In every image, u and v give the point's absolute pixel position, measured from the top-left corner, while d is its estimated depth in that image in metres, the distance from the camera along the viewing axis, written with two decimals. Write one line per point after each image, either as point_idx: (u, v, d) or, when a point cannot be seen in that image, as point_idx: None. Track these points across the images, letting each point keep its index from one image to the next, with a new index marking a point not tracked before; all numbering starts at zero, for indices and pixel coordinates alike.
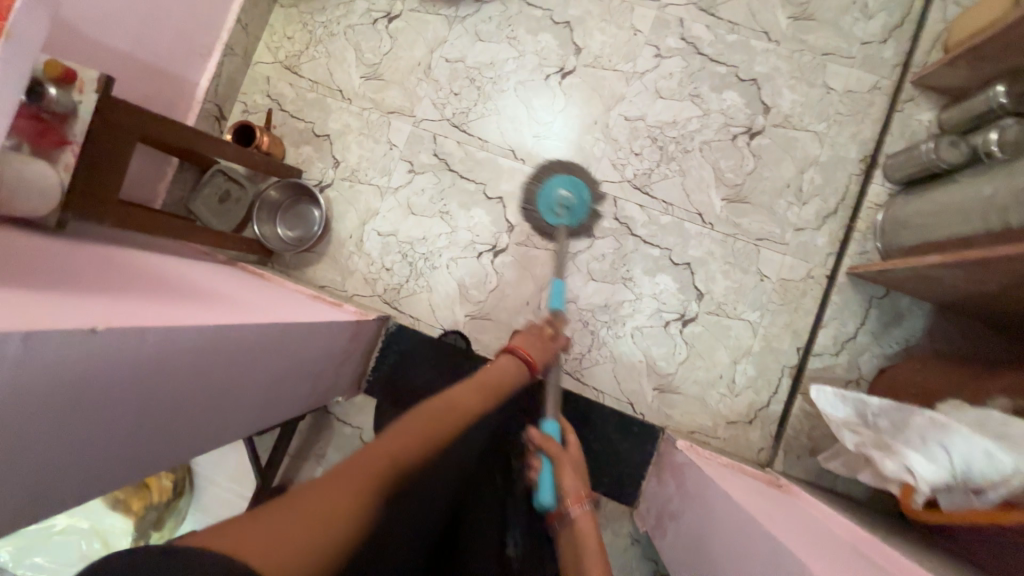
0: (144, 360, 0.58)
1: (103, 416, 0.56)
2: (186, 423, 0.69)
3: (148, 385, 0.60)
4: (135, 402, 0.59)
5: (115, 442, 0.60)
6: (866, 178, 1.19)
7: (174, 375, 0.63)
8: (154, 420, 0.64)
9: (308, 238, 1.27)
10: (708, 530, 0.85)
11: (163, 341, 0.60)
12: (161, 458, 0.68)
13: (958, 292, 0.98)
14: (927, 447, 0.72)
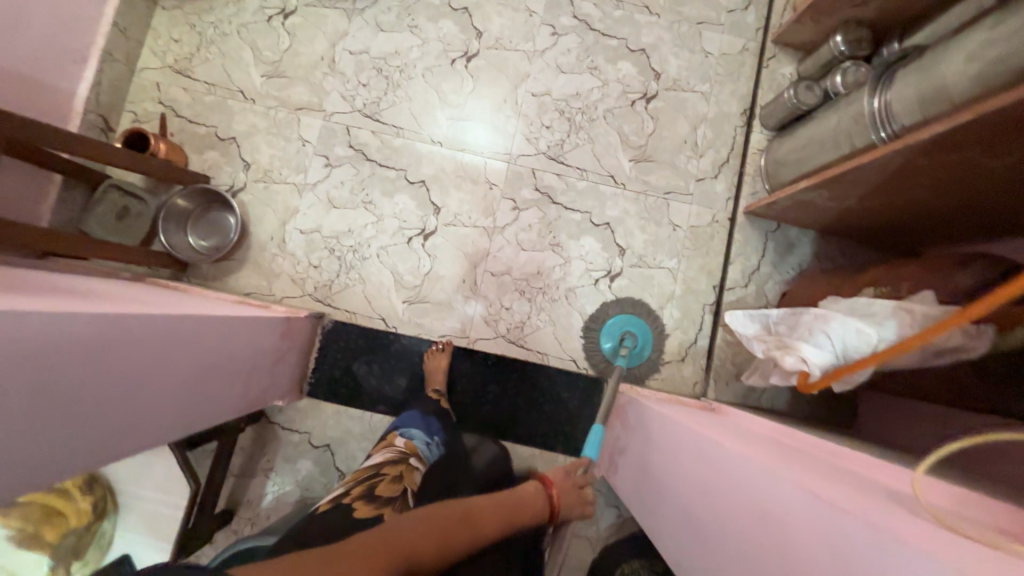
0: (30, 352, 0.55)
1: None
2: (94, 423, 0.64)
3: (38, 381, 0.56)
4: (26, 402, 0.55)
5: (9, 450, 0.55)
6: (748, 129, 1.34)
7: (70, 371, 0.59)
8: (56, 420, 0.59)
9: (224, 244, 1.21)
10: (651, 452, 0.92)
11: (47, 329, 0.56)
12: (68, 465, 0.62)
13: (830, 213, 1.13)
14: (814, 336, 0.83)
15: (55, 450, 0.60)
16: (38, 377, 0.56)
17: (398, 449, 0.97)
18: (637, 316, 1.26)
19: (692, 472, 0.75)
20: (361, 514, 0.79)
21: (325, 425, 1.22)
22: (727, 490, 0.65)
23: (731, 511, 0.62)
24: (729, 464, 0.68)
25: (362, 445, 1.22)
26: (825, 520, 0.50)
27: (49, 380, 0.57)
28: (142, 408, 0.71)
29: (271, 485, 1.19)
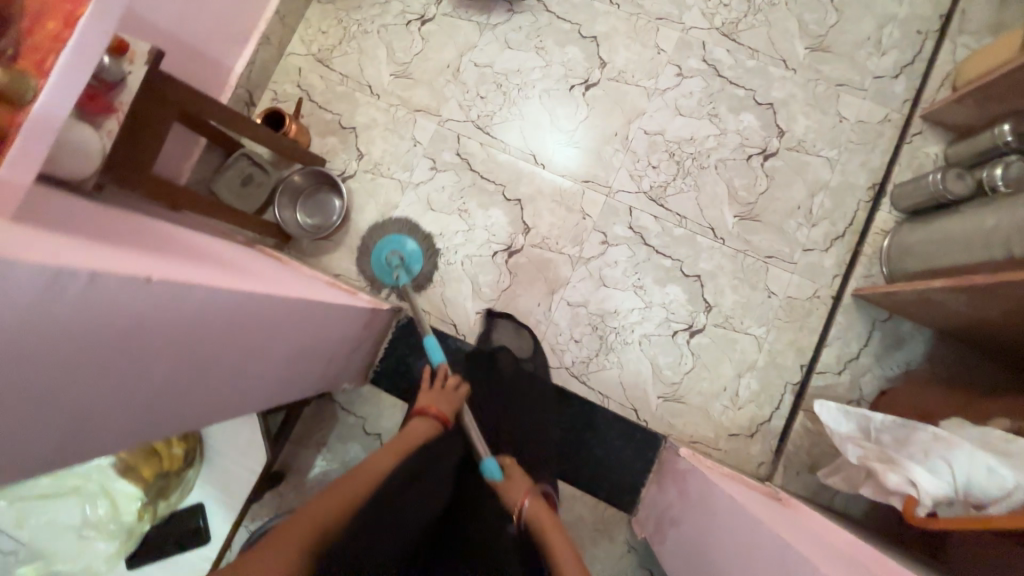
0: (185, 320, 0.56)
1: (142, 367, 0.53)
2: (211, 388, 0.65)
3: (181, 346, 0.57)
4: (166, 363, 0.56)
5: (144, 401, 0.56)
6: (874, 205, 1.23)
7: (207, 340, 0.60)
8: (184, 381, 0.60)
9: (326, 226, 1.28)
10: (709, 534, 0.86)
11: (205, 299, 0.57)
12: (183, 421, 0.64)
13: (961, 318, 1.01)
14: (930, 461, 0.74)
15: (172, 408, 0.61)
16: (184, 342, 0.57)
17: None
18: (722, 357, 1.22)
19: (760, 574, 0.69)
20: None
21: (380, 414, 1.26)
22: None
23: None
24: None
25: None
26: None
27: (190, 345, 0.58)
28: (249, 378, 0.73)
29: (321, 459, 1.24)
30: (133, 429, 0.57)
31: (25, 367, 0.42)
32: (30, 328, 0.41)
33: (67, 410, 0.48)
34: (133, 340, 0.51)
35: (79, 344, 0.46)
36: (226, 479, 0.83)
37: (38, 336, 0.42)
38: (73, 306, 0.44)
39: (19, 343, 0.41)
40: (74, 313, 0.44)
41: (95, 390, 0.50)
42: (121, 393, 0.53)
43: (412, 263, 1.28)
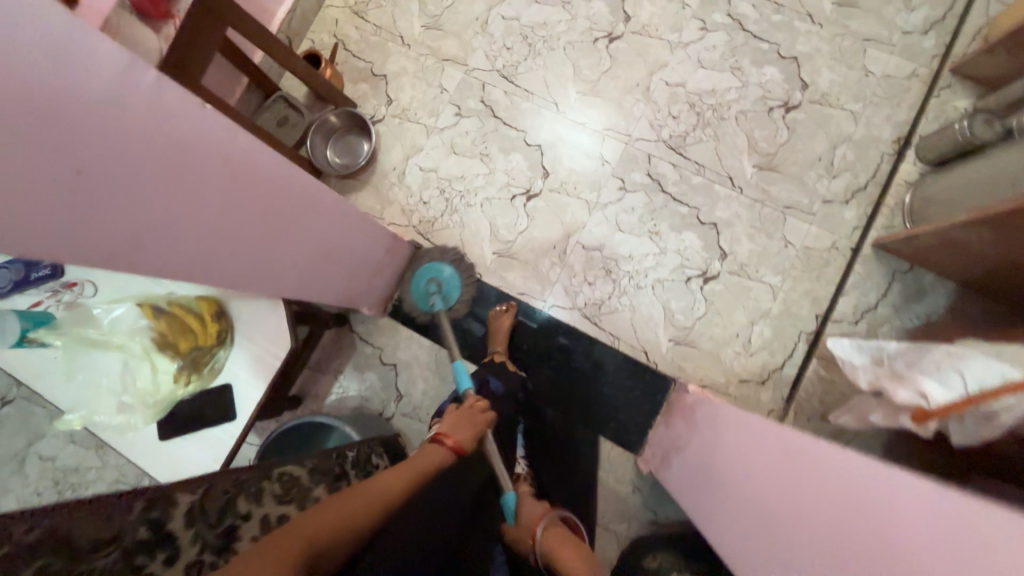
0: (232, 166, 0.62)
1: (195, 199, 0.60)
2: (248, 248, 0.71)
3: (224, 191, 0.63)
4: (212, 204, 0.62)
5: (194, 236, 0.63)
6: (899, 158, 1.22)
7: (248, 193, 0.67)
8: (226, 230, 0.66)
9: (353, 166, 1.35)
10: (715, 449, 0.87)
11: (250, 153, 0.64)
12: (221, 276, 0.70)
13: (984, 261, 1.00)
14: (941, 373, 0.74)
15: (208, 256, 0.66)
16: (227, 187, 0.63)
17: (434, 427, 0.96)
18: (735, 305, 1.22)
19: (774, 469, 0.70)
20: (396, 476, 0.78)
21: (397, 346, 1.30)
22: (820, 483, 0.60)
23: (825, 505, 0.57)
24: (828, 458, 0.61)
25: (424, 375, 1.28)
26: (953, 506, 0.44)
27: (230, 194, 0.64)
28: (280, 255, 0.79)
29: (337, 386, 1.29)
30: (172, 263, 0.62)
31: (103, 155, 0.48)
32: (107, 117, 0.47)
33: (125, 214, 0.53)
34: (184, 164, 0.56)
35: (150, 149, 0.52)
36: (250, 366, 0.86)
37: (111, 131, 0.48)
38: (148, 110, 0.51)
39: (101, 127, 0.47)
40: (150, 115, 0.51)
41: (152, 201, 0.55)
42: (169, 219, 0.58)
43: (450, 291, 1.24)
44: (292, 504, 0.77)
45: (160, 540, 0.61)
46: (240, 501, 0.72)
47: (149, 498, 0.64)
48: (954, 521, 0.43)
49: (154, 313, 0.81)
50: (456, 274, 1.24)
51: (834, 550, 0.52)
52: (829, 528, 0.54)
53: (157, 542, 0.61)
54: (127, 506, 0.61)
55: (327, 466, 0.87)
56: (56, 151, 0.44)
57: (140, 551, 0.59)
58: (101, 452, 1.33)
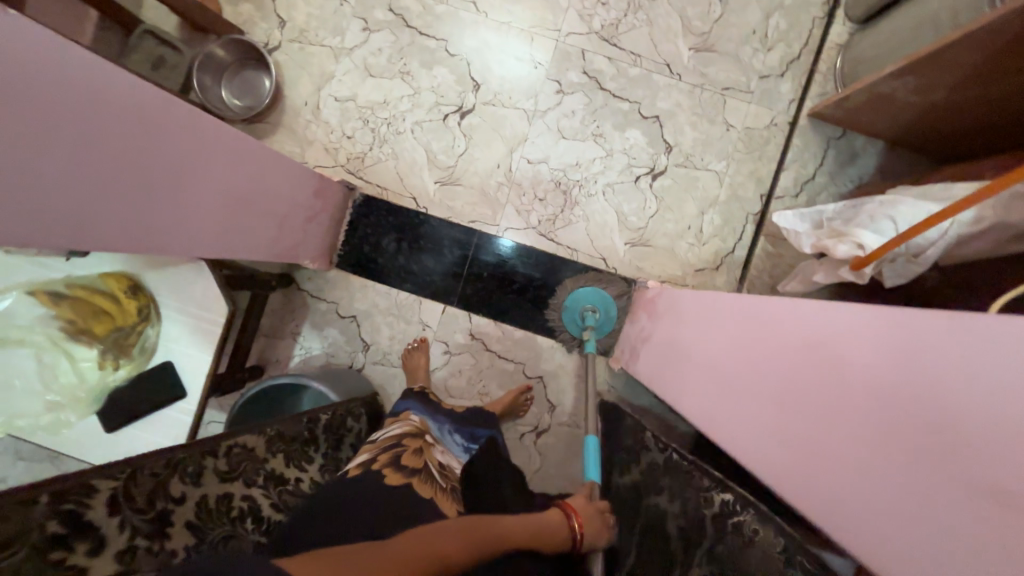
0: (74, 93, 0.52)
1: (39, 137, 0.49)
2: (138, 200, 0.61)
3: (78, 129, 0.52)
4: (67, 145, 0.52)
5: (61, 191, 0.52)
6: (829, 20, 1.20)
7: (113, 128, 0.56)
8: (101, 179, 0.56)
9: (258, 107, 1.18)
10: (677, 334, 0.92)
11: (89, 74, 0.53)
12: (116, 238, 0.61)
13: (908, 113, 1.02)
14: (876, 223, 0.77)
15: (93, 214, 0.56)
16: (81, 122, 0.53)
17: (415, 423, 0.91)
18: (685, 198, 1.22)
19: (732, 339, 0.73)
20: (392, 481, 0.74)
21: (352, 297, 1.24)
22: (774, 337, 0.63)
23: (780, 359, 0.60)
24: (776, 312, 0.65)
25: (387, 321, 1.24)
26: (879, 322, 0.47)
27: (89, 129, 0.53)
28: (183, 205, 0.69)
29: (298, 348, 1.23)
30: (46, 226, 0.52)
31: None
32: None
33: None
34: (6, 90, 0.46)
35: None
36: (189, 337, 0.78)
37: None
38: None
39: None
40: None
41: None
42: (17, 168, 0.48)
43: (601, 330, 1.21)
44: (239, 480, 0.75)
45: (79, 531, 0.58)
46: (176, 482, 0.68)
47: (59, 489, 0.57)
48: (886, 333, 0.46)
49: (53, 301, 0.71)
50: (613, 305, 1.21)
51: (795, 392, 0.56)
52: (788, 374, 0.58)
53: (77, 534, 0.57)
54: (27, 505, 0.54)
55: (295, 431, 0.87)
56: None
57: (53, 546, 0.55)
58: (55, 463, 1.24)
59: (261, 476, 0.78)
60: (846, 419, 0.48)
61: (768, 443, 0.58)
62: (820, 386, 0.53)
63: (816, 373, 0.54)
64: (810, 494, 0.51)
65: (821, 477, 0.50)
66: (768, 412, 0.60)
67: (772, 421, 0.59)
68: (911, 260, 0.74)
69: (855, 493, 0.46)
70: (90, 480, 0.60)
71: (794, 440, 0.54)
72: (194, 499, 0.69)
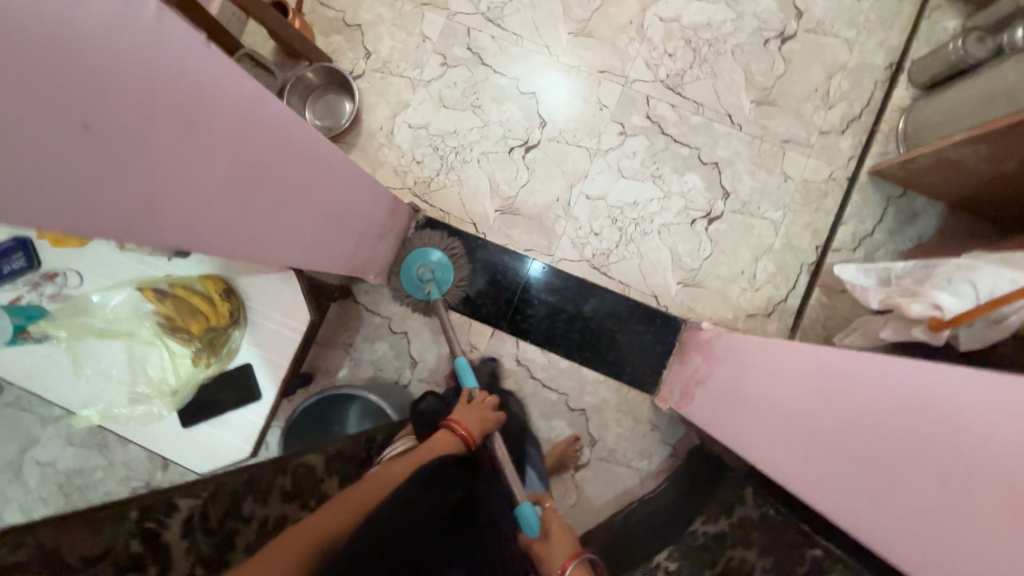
0: (238, 117, 0.56)
1: (206, 155, 0.54)
2: (258, 210, 0.66)
3: (232, 149, 0.57)
4: (222, 162, 0.56)
5: (206, 200, 0.57)
6: (892, 84, 1.23)
7: (257, 149, 0.61)
8: (237, 191, 0.61)
9: (337, 128, 1.26)
10: (740, 380, 0.91)
11: (252, 100, 0.58)
12: (233, 242, 0.65)
13: (977, 180, 1.03)
14: (954, 285, 0.77)
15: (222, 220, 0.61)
16: (236, 142, 0.57)
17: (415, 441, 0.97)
18: (740, 244, 1.24)
19: (808, 389, 0.73)
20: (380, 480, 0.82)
21: (406, 314, 1.27)
22: (852, 393, 0.64)
23: (873, 415, 0.60)
24: (858, 367, 0.65)
25: (437, 341, 1.27)
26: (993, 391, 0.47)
27: (239, 148, 0.58)
28: (289, 217, 0.74)
29: (348, 360, 1.26)
30: (191, 229, 0.57)
31: (116, 112, 0.43)
32: (106, 52, 0.40)
33: (147, 177, 0.48)
34: (193, 116, 0.50)
35: (155, 95, 0.46)
36: (271, 342, 0.82)
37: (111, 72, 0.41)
38: (147, 44, 0.44)
39: (104, 69, 0.41)
40: (151, 51, 0.44)
41: (162, 159, 0.49)
42: (186, 180, 0.53)
43: (444, 279, 1.23)
44: (296, 502, 0.84)
45: (155, 552, 0.64)
46: (246, 502, 0.77)
47: (144, 505, 0.66)
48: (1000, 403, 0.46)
49: (157, 297, 0.75)
50: (448, 261, 1.24)
51: (893, 453, 0.56)
52: (874, 434, 0.59)
53: (152, 553, 0.64)
54: (117, 518, 0.63)
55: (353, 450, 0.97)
56: (61, 99, 0.38)
57: (131, 565, 0.62)
58: (102, 451, 1.27)
59: (314, 500, 0.86)
60: (963, 487, 0.49)
61: (867, 503, 0.58)
62: (931, 452, 0.52)
63: (911, 435, 0.54)
64: (933, 559, 0.51)
65: (947, 548, 0.50)
66: (856, 469, 0.60)
67: (864, 483, 0.59)
68: (993, 327, 0.72)
69: (981, 560, 0.47)
70: (170, 498, 0.69)
71: (897, 504, 0.55)
72: (259, 518, 0.78)
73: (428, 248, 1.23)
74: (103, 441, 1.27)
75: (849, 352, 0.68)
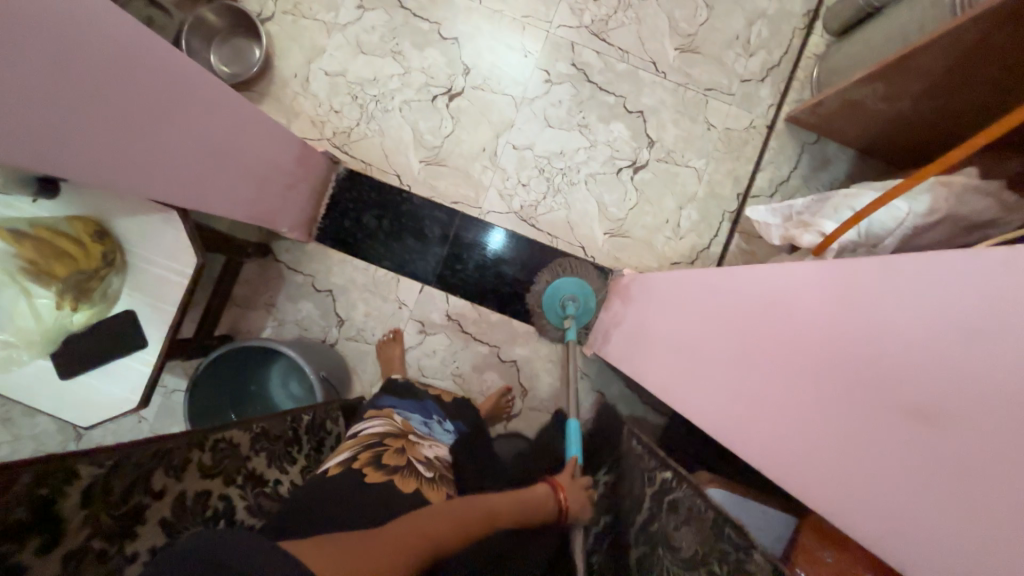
0: (76, 25, 0.52)
1: (43, 64, 0.50)
2: (128, 136, 0.62)
3: (76, 60, 0.53)
4: (68, 75, 0.53)
5: (57, 118, 0.53)
6: (808, 32, 1.25)
7: (113, 67, 0.57)
8: (96, 112, 0.57)
9: (246, 74, 1.18)
10: (649, 315, 0.95)
11: (76, 6, 0.52)
12: (101, 169, 0.61)
13: (878, 121, 1.07)
14: (839, 213, 0.81)
15: (84, 143, 0.57)
16: (81, 54, 0.53)
17: (398, 424, 0.85)
18: (665, 193, 1.25)
19: (710, 310, 0.76)
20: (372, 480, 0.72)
21: (330, 271, 1.23)
22: (771, 311, 0.62)
23: (762, 324, 0.63)
24: (751, 281, 0.68)
25: (364, 298, 1.24)
26: (850, 281, 0.51)
27: (88, 61, 0.54)
28: (168, 150, 0.70)
29: (271, 320, 1.22)
30: (47, 150, 0.53)
31: None
32: None
33: None
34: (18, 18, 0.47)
35: None
36: (155, 287, 0.77)
37: None
38: None
39: None
40: None
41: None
42: (28, 92, 0.49)
43: (581, 321, 1.21)
44: (219, 477, 0.71)
45: (41, 522, 0.53)
46: (158, 473, 0.64)
47: (42, 469, 0.53)
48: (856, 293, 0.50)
49: (14, 238, 0.70)
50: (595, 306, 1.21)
51: (775, 356, 0.59)
52: (766, 337, 0.62)
53: (36, 526, 0.52)
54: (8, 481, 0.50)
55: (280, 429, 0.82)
56: None
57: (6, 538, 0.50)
58: (4, 426, 1.19)
59: (240, 475, 0.74)
60: (868, 394, 0.47)
61: (750, 408, 0.62)
62: (801, 346, 0.55)
63: (813, 340, 0.54)
64: (792, 445, 0.56)
65: (805, 434, 0.54)
66: (744, 377, 0.64)
67: (780, 401, 0.58)
68: (871, 249, 0.76)
69: (825, 437, 0.52)
70: (74, 464, 0.55)
71: (771, 401, 0.59)
72: (173, 493, 0.65)
73: (590, 290, 1.21)
74: (5, 415, 1.19)
75: (765, 269, 0.66)
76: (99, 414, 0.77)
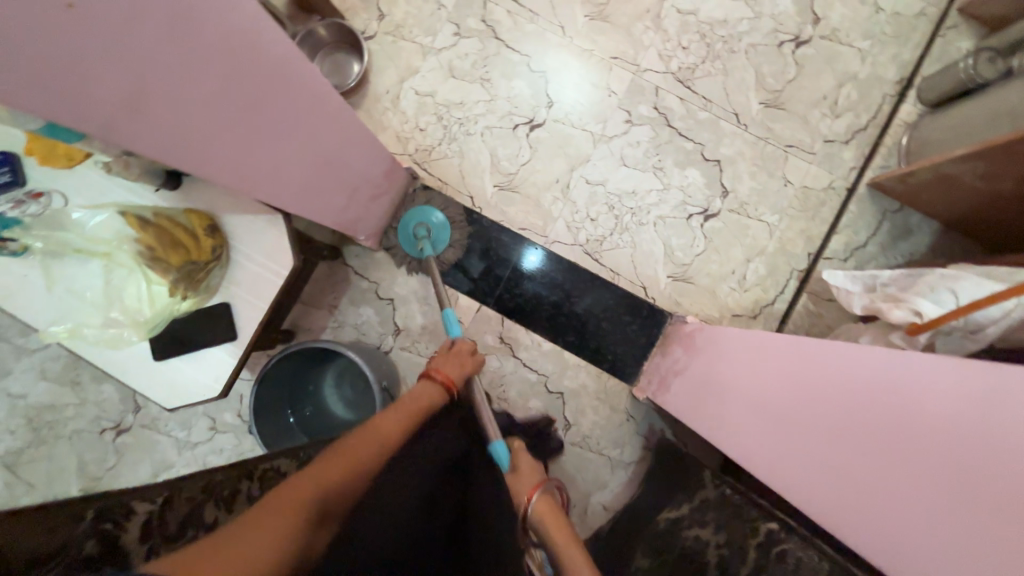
0: (237, 39, 0.56)
1: (197, 69, 0.53)
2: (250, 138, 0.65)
3: (227, 69, 0.57)
4: (215, 80, 0.56)
5: (193, 115, 0.57)
6: (900, 99, 1.23)
7: (256, 77, 0.61)
8: (228, 113, 0.60)
9: (343, 87, 1.25)
10: (717, 370, 0.92)
11: (246, 25, 0.56)
12: (217, 164, 0.64)
13: (971, 198, 1.03)
14: (936, 293, 0.78)
15: (210, 139, 0.60)
16: (233, 63, 0.57)
17: None
18: (733, 243, 1.24)
19: (783, 375, 0.73)
20: None
21: (394, 280, 1.26)
22: (851, 385, 0.59)
23: (841, 398, 0.60)
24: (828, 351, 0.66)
25: (423, 310, 1.26)
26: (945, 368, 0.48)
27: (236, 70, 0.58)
28: (281, 155, 0.73)
29: (332, 320, 1.26)
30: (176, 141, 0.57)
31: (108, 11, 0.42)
32: None
33: (130, 76, 0.47)
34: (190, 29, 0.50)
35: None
36: (251, 285, 0.81)
37: None
38: None
39: None
40: None
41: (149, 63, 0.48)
42: (176, 91, 0.53)
43: (438, 240, 1.23)
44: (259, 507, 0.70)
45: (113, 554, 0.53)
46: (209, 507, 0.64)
47: (106, 504, 0.55)
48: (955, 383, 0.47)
49: (140, 224, 0.76)
50: (446, 223, 1.24)
51: (859, 432, 0.57)
52: (847, 412, 0.59)
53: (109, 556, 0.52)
54: (74, 518, 0.52)
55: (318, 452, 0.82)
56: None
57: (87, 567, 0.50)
58: (74, 389, 1.26)
59: None
60: (981, 495, 0.44)
61: (833, 485, 0.60)
62: (892, 428, 0.53)
63: (904, 424, 0.51)
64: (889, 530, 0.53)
65: (903, 521, 0.51)
66: (823, 450, 0.61)
67: (881, 485, 0.53)
68: (968, 337, 0.71)
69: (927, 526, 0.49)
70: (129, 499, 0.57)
71: (857, 480, 0.56)
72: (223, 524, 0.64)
73: (431, 210, 1.23)
74: (75, 380, 1.25)
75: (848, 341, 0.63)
76: (187, 398, 0.81)
